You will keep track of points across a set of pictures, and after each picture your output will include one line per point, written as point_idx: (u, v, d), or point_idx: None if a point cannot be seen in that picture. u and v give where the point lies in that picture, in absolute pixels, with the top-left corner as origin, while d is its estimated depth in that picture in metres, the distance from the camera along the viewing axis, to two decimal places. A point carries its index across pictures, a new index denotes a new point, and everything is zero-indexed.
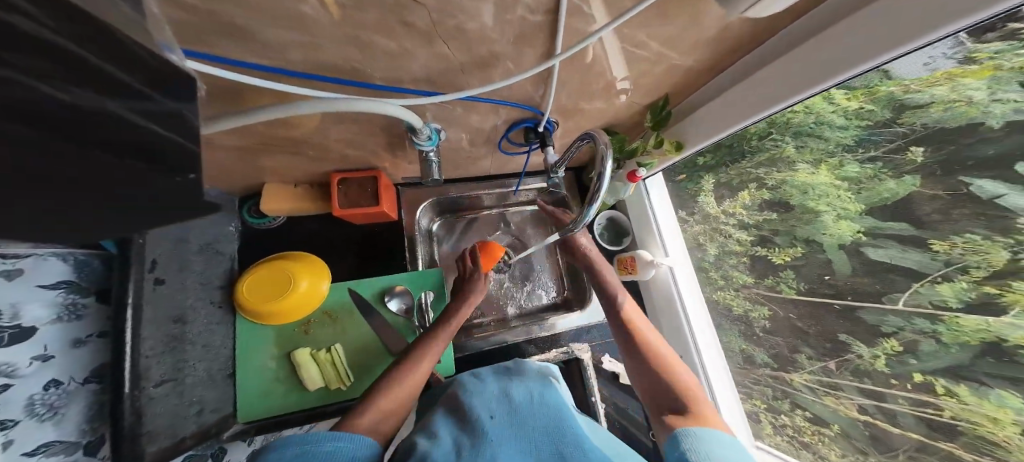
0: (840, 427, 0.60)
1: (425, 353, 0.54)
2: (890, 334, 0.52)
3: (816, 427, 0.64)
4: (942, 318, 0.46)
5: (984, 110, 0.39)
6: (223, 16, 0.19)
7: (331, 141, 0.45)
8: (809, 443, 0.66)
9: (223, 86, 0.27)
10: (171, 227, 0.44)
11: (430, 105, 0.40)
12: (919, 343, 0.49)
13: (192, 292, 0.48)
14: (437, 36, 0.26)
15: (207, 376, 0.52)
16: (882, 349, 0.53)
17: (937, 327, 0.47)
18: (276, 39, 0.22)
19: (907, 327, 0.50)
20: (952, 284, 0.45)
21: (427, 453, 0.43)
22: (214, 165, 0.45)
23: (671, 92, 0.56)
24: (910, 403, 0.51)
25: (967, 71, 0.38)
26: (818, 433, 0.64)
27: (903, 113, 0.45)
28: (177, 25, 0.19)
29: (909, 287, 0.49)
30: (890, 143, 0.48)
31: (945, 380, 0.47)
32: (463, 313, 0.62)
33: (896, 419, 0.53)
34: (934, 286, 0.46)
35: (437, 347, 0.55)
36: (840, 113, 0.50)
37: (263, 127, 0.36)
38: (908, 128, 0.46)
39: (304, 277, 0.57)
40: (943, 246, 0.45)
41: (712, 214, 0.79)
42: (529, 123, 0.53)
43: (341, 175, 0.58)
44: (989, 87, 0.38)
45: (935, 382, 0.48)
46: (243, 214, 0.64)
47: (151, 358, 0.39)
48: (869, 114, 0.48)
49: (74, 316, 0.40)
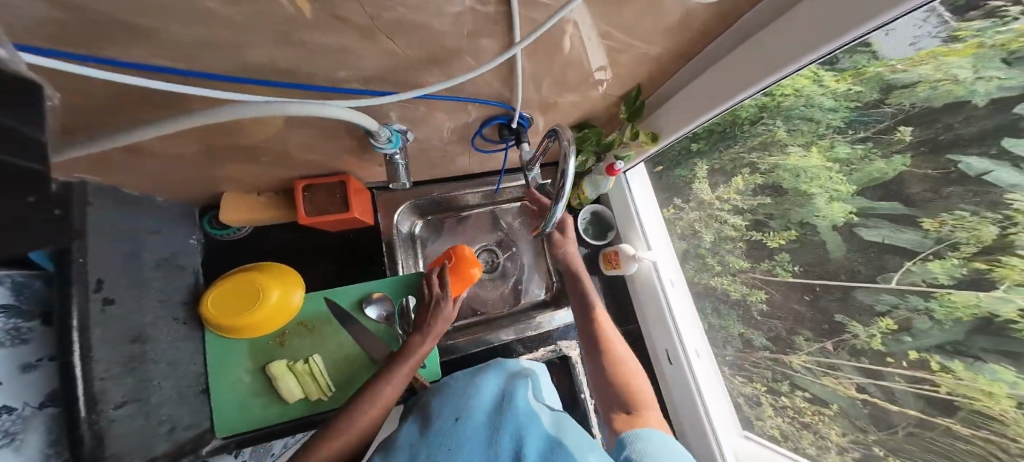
0: (841, 406, 0.60)
1: (376, 395, 0.54)
2: (885, 314, 0.51)
3: (816, 407, 0.64)
4: (935, 295, 0.45)
5: (971, 88, 0.38)
6: (109, 19, 0.17)
7: (292, 146, 0.44)
8: (810, 423, 0.66)
9: (130, 91, 0.25)
10: (122, 240, 0.42)
11: (389, 106, 0.39)
12: (912, 321, 0.49)
13: (150, 310, 0.46)
14: (374, 29, 0.24)
15: (175, 394, 0.50)
16: (879, 328, 0.52)
17: (930, 304, 0.46)
18: (182, 41, 0.20)
19: (901, 305, 0.49)
20: (943, 261, 0.44)
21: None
22: (160, 174, 0.43)
23: (643, 82, 0.55)
24: (907, 380, 0.51)
25: (951, 49, 0.37)
26: (818, 413, 0.64)
27: (892, 93, 0.44)
28: (52, 31, 0.17)
29: (902, 266, 0.49)
30: (879, 123, 0.47)
31: (939, 356, 0.47)
32: (423, 349, 0.59)
33: (895, 397, 0.53)
34: (926, 263, 0.46)
35: (389, 391, 0.54)
36: (830, 95, 0.49)
37: (202, 135, 0.35)
38: (896, 108, 0.44)
39: (274, 287, 0.56)
40: (933, 224, 0.44)
41: (706, 200, 0.78)
42: (502, 120, 0.52)
43: (306, 182, 0.57)
44: (974, 65, 0.36)
45: (930, 359, 0.48)
46: (204, 225, 0.63)
47: (107, 380, 0.37)
48: (857, 96, 0.47)
49: (19, 340, 0.36)
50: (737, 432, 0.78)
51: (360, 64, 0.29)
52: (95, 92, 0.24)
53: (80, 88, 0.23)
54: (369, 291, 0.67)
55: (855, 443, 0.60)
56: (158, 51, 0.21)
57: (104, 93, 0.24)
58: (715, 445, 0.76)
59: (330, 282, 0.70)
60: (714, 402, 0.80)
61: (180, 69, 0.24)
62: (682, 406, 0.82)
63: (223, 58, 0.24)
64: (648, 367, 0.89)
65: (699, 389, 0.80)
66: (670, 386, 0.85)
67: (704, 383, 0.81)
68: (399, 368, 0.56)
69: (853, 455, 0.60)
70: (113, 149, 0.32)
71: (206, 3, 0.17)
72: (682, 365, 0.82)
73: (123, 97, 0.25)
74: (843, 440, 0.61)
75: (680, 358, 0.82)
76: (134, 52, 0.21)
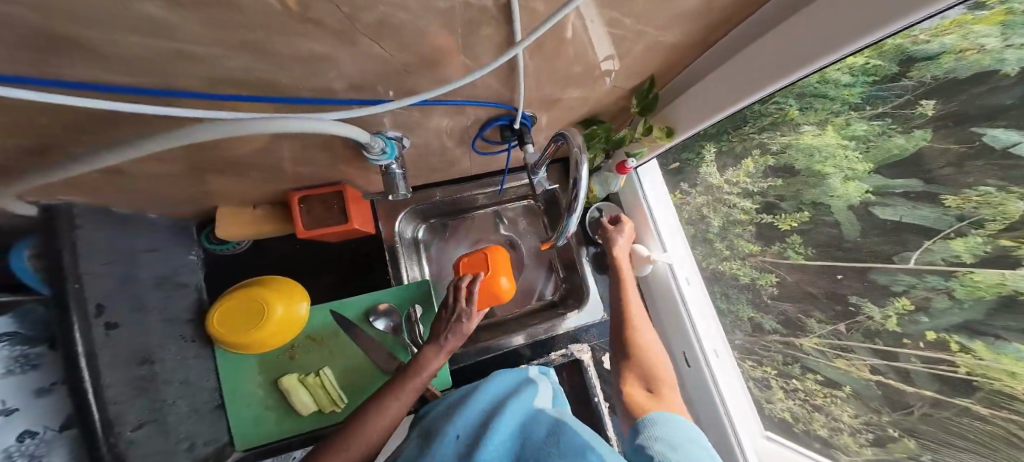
0: (853, 388, 0.58)
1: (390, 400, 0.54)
2: (901, 293, 0.48)
3: (828, 390, 0.62)
4: (956, 274, 0.42)
5: (999, 57, 0.33)
6: (43, 35, 0.15)
7: (282, 159, 0.43)
8: (821, 405, 0.63)
9: (102, 115, 0.23)
10: (117, 267, 0.40)
11: (383, 114, 0.36)
12: (930, 300, 0.45)
13: (155, 330, 0.46)
14: (354, 31, 0.22)
15: (191, 411, 0.50)
16: (893, 308, 0.50)
17: (950, 283, 0.43)
18: (137, 55, 0.18)
19: (918, 285, 0.46)
20: (966, 239, 0.41)
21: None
22: (151, 193, 0.42)
23: (657, 73, 0.51)
24: (923, 361, 0.48)
25: (977, 17, 0.32)
26: (830, 395, 0.61)
27: (912, 65, 0.40)
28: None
29: (921, 245, 0.45)
30: (898, 98, 0.43)
31: (959, 337, 0.43)
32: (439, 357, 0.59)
33: (911, 378, 0.50)
34: (947, 242, 0.43)
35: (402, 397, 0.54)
36: (846, 70, 0.44)
37: (185, 153, 0.34)
38: (917, 81, 0.40)
39: (279, 301, 0.55)
40: (956, 200, 0.41)
41: (715, 185, 0.75)
42: (505, 121, 0.49)
43: (301, 194, 0.55)
44: (1001, 34, 0.31)
45: (949, 340, 0.44)
46: (203, 240, 0.62)
47: (121, 403, 0.37)
48: (876, 70, 0.42)
49: (28, 367, 0.35)
50: (758, 432, 0.75)
51: (345, 71, 0.27)
52: (56, 116, 0.22)
53: (35, 113, 0.21)
54: (376, 302, 0.68)
55: (867, 425, 0.57)
56: (110, 67, 0.19)
57: (66, 116, 0.22)
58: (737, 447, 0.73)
59: (337, 291, 0.70)
60: (735, 401, 0.77)
61: (148, 87, 0.22)
62: (701, 409, 0.80)
63: (193, 72, 0.22)
64: None
65: (719, 392, 0.77)
66: (687, 387, 0.84)
67: (725, 385, 0.78)
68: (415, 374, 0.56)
69: (866, 436, 0.58)
70: (94, 172, 0.31)
71: (153, 14, 0.15)
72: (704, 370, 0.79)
73: (90, 121, 0.24)
74: (855, 422, 0.59)
75: (698, 363, 0.80)
76: (84, 69, 0.18)
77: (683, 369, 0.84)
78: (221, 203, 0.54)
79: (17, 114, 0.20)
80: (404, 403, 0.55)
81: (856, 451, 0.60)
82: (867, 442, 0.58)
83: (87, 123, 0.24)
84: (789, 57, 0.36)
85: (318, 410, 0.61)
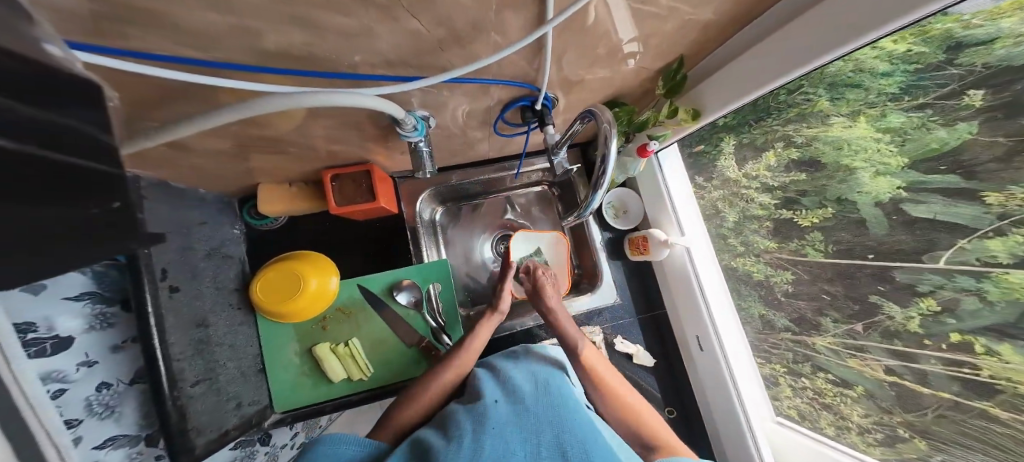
0: (865, 388, 0.59)
1: (451, 364, 0.62)
2: (927, 294, 0.48)
3: (839, 389, 0.63)
4: (990, 275, 0.41)
5: None
6: (131, 4, 0.16)
7: (316, 137, 0.45)
8: (830, 404, 0.64)
9: (169, 89, 0.26)
10: (176, 237, 0.44)
11: (413, 91, 0.38)
12: (959, 302, 0.45)
13: (208, 297, 0.49)
14: (400, 8, 0.23)
15: (238, 373, 0.55)
16: (917, 309, 0.49)
17: (982, 285, 0.42)
18: (207, 29, 0.20)
19: (946, 285, 0.46)
20: (1004, 238, 0.40)
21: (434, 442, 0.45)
22: (205, 170, 0.46)
23: (687, 53, 0.50)
24: (944, 363, 0.48)
25: None
26: (840, 395, 0.63)
27: (961, 53, 0.38)
28: (83, 24, 0.17)
29: (953, 244, 0.44)
30: (942, 88, 0.41)
31: (985, 339, 0.43)
32: (491, 323, 0.69)
33: (929, 380, 0.50)
34: (983, 241, 0.41)
35: (461, 361, 0.63)
36: (885, 58, 0.43)
37: (235, 128, 0.36)
38: (965, 69, 0.39)
39: (314, 275, 0.59)
40: (997, 197, 0.39)
41: (732, 179, 0.74)
42: (526, 101, 0.50)
43: (332, 172, 0.58)
44: None
45: (975, 342, 0.44)
46: (243, 216, 0.65)
47: (182, 361, 0.41)
48: (918, 57, 0.41)
49: (105, 325, 0.38)
50: (768, 417, 0.75)
51: (381, 47, 0.28)
52: (140, 90, 0.25)
53: (121, 87, 0.23)
54: (398, 278, 0.71)
55: (879, 425, 0.58)
56: (183, 39, 0.21)
57: (146, 90, 0.25)
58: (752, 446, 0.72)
59: (362, 269, 0.73)
60: (750, 394, 0.76)
61: (213, 60, 0.24)
62: (715, 396, 0.79)
63: (251, 45, 0.23)
64: (677, 364, 0.88)
65: (733, 377, 0.76)
66: (703, 382, 0.82)
67: (744, 384, 0.76)
68: (470, 341, 0.65)
69: (875, 436, 0.59)
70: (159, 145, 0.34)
71: None
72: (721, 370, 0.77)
73: (166, 94, 0.26)
74: (865, 421, 0.60)
75: (718, 362, 0.78)
76: (163, 41, 0.21)
77: (695, 354, 0.83)
78: (259, 180, 0.58)
79: (107, 88, 0.23)
80: (456, 374, 0.61)
81: (863, 450, 0.61)
82: (875, 442, 0.59)
83: (155, 96, 0.26)
84: (834, 36, 0.35)
85: (348, 377, 0.66)
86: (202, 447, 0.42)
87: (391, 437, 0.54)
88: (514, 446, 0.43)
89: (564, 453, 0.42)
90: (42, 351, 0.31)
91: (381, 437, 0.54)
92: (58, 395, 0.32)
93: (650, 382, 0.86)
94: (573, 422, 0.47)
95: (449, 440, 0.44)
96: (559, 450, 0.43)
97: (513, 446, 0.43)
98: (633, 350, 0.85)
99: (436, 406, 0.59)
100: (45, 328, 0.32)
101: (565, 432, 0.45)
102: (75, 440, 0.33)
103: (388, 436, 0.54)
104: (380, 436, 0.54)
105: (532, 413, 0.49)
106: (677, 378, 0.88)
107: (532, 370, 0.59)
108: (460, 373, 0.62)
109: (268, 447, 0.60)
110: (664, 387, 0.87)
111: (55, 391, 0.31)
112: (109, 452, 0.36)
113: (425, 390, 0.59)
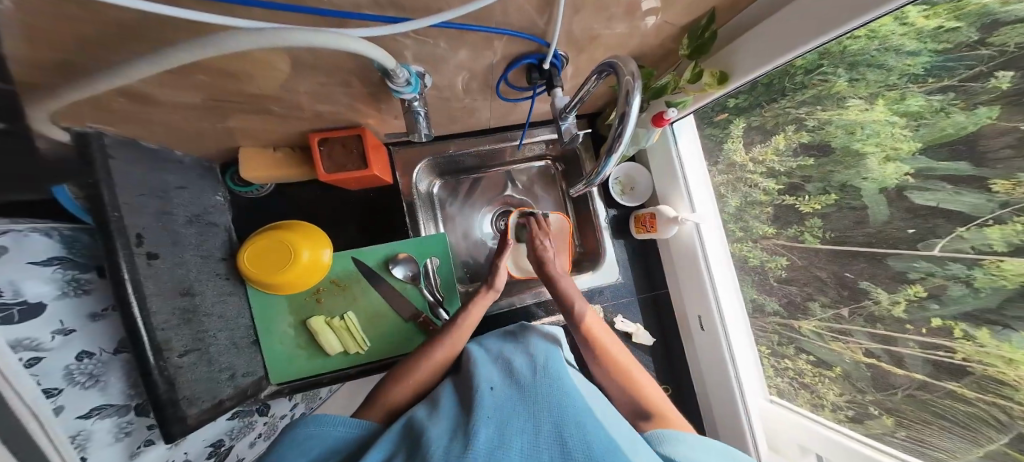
0: (842, 369, 0.61)
1: (445, 341, 0.62)
2: (916, 281, 0.48)
3: (817, 370, 0.65)
4: (982, 263, 0.41)
5: None
6: None
7: (299, 95, 0.41)
8: (809, 384, 0.67)
9: (126, 19, 0.21)
10: (155, 202, 0.42)
11: (405, 39, 0.34)
12: (946, 288, 0.45)
13: (192, 265, 0.48)
14: None
15: (230, 345, 0.55)
16: (904, 294, 0.50)
17: (973, 272, 0.42)
18: None
19: (938, 272, 0.45)
20: (1004, 227, 0.38)
21: (426, 426, 0.43)
22: (179, 128, 0.43)
23: (720, 5, 0.45)
24: (921, 347, 0.49)
25: None
26: (818, 375, 0.65)
27: (995, 31, 0.35)
28: None
29: (952, 232, 0.44)
30: (969, 70, 0.38)
31: (965, 323, 0.43)
32: (483, 299, 0.69)
33: (903, 361, 0.52)
34: (982, 229, 0.40)
35: (455, 337, 0.62)
36: (914, 35, 0.41)
37: (206, 79, 0.32)
38: (997, 49, 0.35)
39: (305, 247, 0.57)
40: (1006, 185, 0.37)
41: (738, 162, 0.72)
42: (532, 60, 0.45)
43: (320, 136, 0.54)
44: None
45: (954, 326, 0.44)
46: (227, 182, 0.63)
47: (168, 330, 0.39)
48: (950, 35, 0.39)
49: (79, 290, 0.37)
50: (762, 395, 0.76)
51: None
52: (75, 23, 0.20)
53: (81, 15, 0.20)
54: (396, 251, 0.69)
55: (851, 403, 0.61)
56: None
57: (97, 18, 0.20)
58: (744, 419, 0.74)
59: (357, 241, 0.72)
60: (748, 377, 0.76)
61: None
62: (710, 373, 0.81)
63: None
64: (672, 344, 0.89)
65: (732, 357, 0.76)
66: (699, 359, 0.83)
67: (741, 360, 0.76)
68: (463, 318, 0.65)
69: (847, 413, 0.61)
70: (118, 96, 0.30)
71: None
72: (716, 349, 0.78)
73: (122, 25, 0.22)
74: (839, 400, 0.62)
75: (712, 346, 0.79)
76: None
77: (695, 334, 0.83)
78: (243, 144, 0.55)
79: (53, 15, 0.19)
80: (449, 351, 0.61)
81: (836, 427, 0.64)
82: (845, 418, 0.62)
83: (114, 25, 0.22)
84: None
85: (343, 350, 0.66)
86: (197, 416, 0.42)
87: (383, 416, 0.54)
88: (514, 439, 0.40)
89: (565, 449, 0.39)
90: (9, 317, 0.29)
91: (371, 415, 0.53)
92: (34, 363, 0.30)
93: (647, 361, 0.87)
94: (572, 412, 0.44)
95: (442, 431, 0.42)
96: (558, 441, 0.40)
97: (511, 430, 0.42)
98: (633, 329, 0.85)
99: (438, 375, 0.60)
100: (11, 293, 0.29)
101: (565, 422, 0.42)
102: (57, 409, 0.31)
103: (378, 413, 0.53)
104: (368, 414, 0.53)
105: (529, 401, 0.47)
106: (671, 358, 0.89)
107: (529, 352, 0.58)
108: (452, 350, 0.61)
109: (266, 417, 0.62)
110: (658, 363, 0.88)
111: (30, 360, 0.30)
112: (97, 420, 0.36)
113: (422, 362, 0.59)
